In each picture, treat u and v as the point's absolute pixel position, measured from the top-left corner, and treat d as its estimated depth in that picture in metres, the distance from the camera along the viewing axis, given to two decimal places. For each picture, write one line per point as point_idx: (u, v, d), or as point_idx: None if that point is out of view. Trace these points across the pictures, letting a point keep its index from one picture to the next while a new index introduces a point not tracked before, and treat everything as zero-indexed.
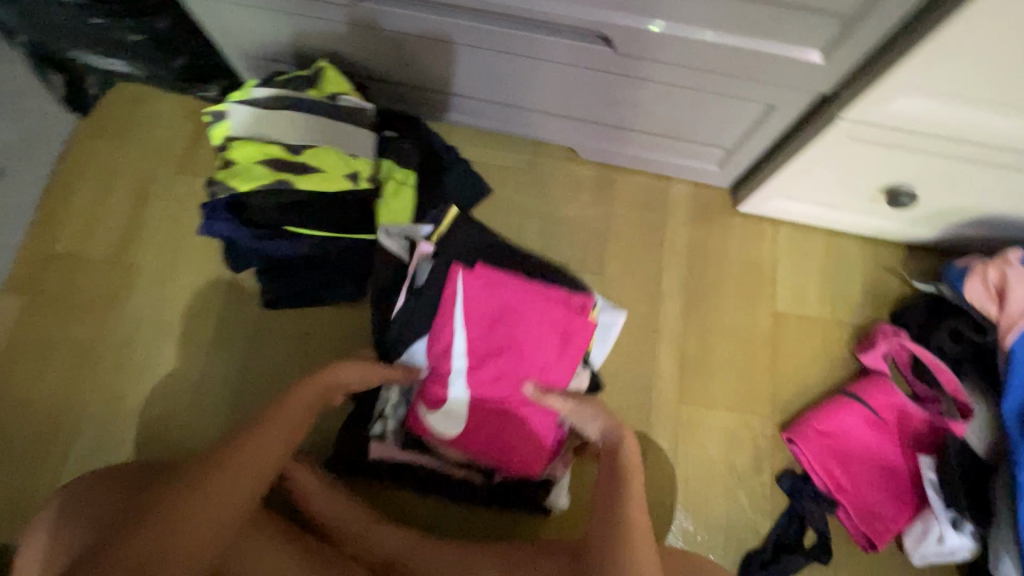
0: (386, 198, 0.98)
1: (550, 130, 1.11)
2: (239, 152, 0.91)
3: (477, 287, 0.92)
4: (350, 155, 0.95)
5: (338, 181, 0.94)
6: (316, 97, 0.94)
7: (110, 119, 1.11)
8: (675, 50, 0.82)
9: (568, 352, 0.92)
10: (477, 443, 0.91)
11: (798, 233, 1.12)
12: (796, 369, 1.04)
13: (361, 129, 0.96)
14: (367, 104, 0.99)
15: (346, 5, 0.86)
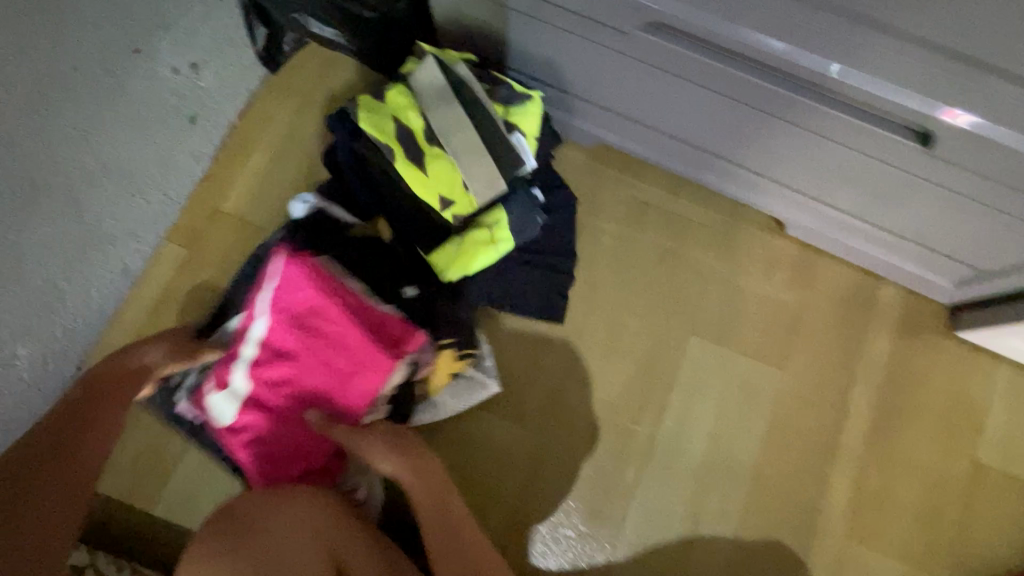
0: (460, 242, 0.88)
1: (764, 198, 0.97)
2: (392, 95, 0.87)
3: (291, 279, 0.81)
4: (463, 185, 0.87)
5: (429, 193, 0.86)
6: (494, 115, 0.87)
7: (298, 79, 1.05)
8: (1005, 167, 0.68)
9: (358, 382, 0.81)
10: (244, 444, 0.82)
11: (1018, 376, 0.96)
12: (990, 535, 0.90)
13: (493, 171, 0.87)
14: (530, 158, 0.89)
15: (621, 32, 0.78)
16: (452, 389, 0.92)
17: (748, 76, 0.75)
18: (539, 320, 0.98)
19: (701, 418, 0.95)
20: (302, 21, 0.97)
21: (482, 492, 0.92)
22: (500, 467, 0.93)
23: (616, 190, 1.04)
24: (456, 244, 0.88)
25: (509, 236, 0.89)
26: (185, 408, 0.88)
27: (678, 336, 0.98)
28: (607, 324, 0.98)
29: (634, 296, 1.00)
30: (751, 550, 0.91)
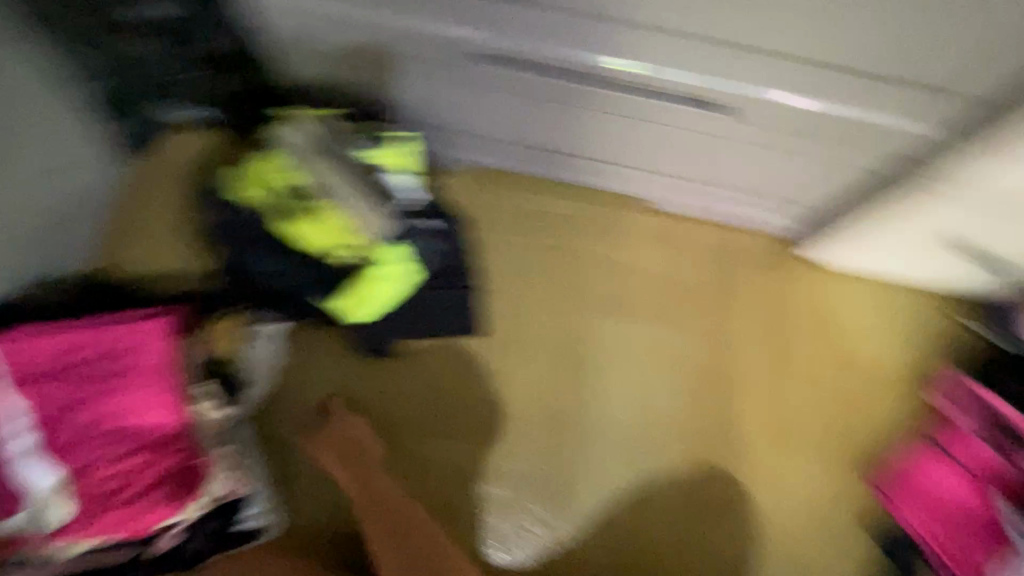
0: (364, 285, 0.91)
1: (618, 178, 1.10)
2: (262, 162, 0.88)
3: (16, 346, 0.75)
4: (352, 232, 0.88)
5: (323, 248, 0.89)
6: (366, 163, 0.88)
7: (170, 169, 1.08)
8: (780, 118, 0.80)
9: (156, 377, 0.80)
10: (98, 516, 0.75)
11: (863, 282, 1.14)
12: (865, 415, 1.07)
13: (380, 214, 0.88)
14: (418, 192, 0.92)
15: (442, 62, 0.83)
16: (261, 350, 0.93)
17: (563, 83, 0.83)
18: (459, 338, 1.02)
19: (619, 386, 1.04)
20: (161, 104, 1.01)
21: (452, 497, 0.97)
22: (456, 483, 0.97)
23: (501, 202, 1.12)
24: (361, 290, 0.91)
25: (410, 267, 0.92)
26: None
27: (581, 319, 1.07)
28: (522, 325, 1.05)
29: (539, 293, 1.07)
30: (692, 487, 1.01)
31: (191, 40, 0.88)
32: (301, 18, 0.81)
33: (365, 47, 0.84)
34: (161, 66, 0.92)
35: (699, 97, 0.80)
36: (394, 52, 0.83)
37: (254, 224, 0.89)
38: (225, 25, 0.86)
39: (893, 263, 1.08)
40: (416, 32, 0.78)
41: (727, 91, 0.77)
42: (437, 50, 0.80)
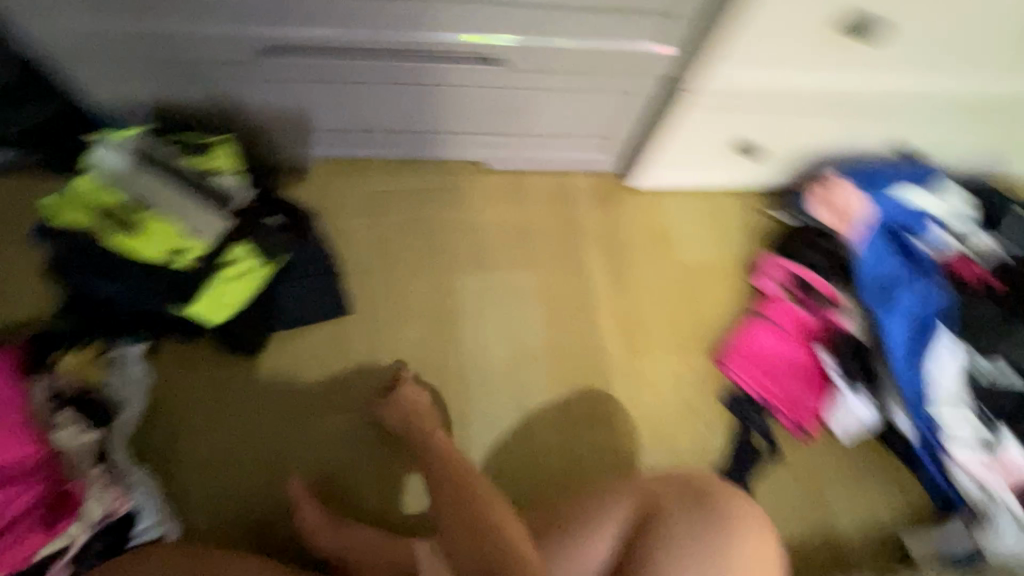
0: (218, 282, 0.91)
1: (450, 148, 1.17)
2: (80, 184, 0.88)
3: None
4: (190, 232, 0.89)
5: (160, 253, 0.87)
6: (192, 169, 0.92)
7: None
8: (552, 60, 0.96)
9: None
10: None
11: (689, 197, 1.30)
12: (711, 305, 1.20)
13: (216, 211, 0.91)
14: (247, 189, 0.97)
15: (246, 62, 0.90)
16: (124, 378, 0.91)
17: (361, 61, 0.93)
18: (327, 323, 1.06)
19: (490, 332, 1.11)
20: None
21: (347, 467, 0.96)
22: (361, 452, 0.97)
23: (346, 187, 1.16)
24: (214, 288, 0.91)
25: (258, 258, 0.94)
26: None
27: (445, 280, 1.14)
28: (390, 296, 1.10)
29: (400, 264, 1.13)
30: (572, 405, 1.09)
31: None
32: (90, 40, 0.84)
33: (168, 61, 0.89)
34: None
35: (482, 51, 0.93)
36: (194, 59, 0.88)
37: (84, 245, 0.87)
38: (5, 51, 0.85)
39: (702, 176, 1.25)
40: (211, 34, 0.84)
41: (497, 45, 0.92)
42: (237, 49, 0.87)
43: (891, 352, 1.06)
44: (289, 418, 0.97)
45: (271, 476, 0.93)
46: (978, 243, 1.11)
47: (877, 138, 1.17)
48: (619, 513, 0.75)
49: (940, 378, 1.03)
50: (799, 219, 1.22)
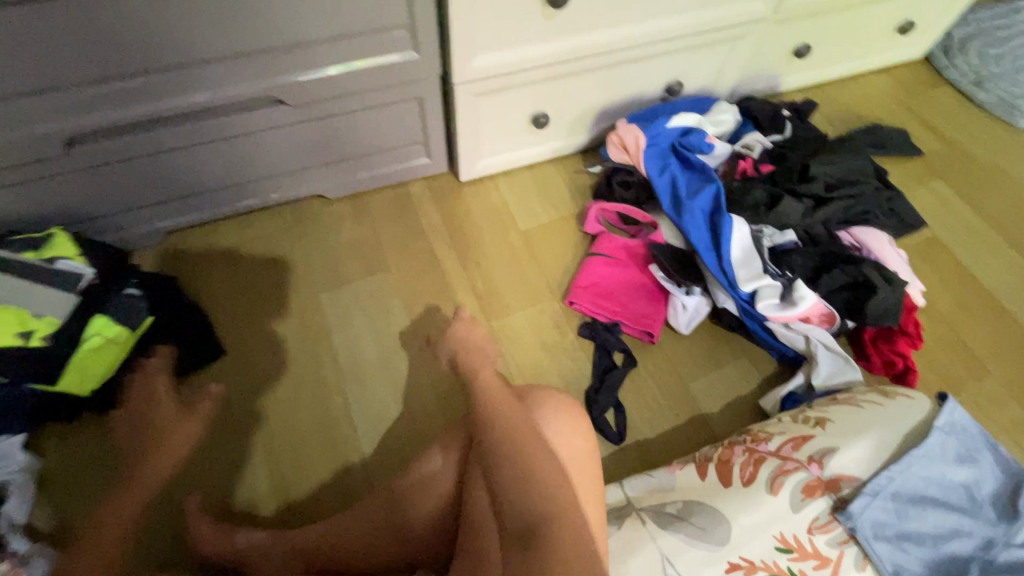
0: (83, 353, 1.01)
1: (285, 189, 1.29)
2: None
3: None
4: (36, 314, 0.98)
5: (8, 338, 0.95)
6: (31, 260, 1.01)
7: None
8: (330, 88, 1.10)
9: None
10: None
11: (516, 175, 1.46)
12: (555, 259, 1.35)
13: (60, 292, 1.00)
14: (89, 266, 1.04)
15: (60, 156, 1.02)
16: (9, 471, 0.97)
17: (162, 131, 1.06)
18: (206, 370, 1.14)
19: (361, 336, 1.22)
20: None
21: (237, 488, 1.05)
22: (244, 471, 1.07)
23: (201, 249, 1.27)
24: (80, 360, 1.01)
25: (121, 325, 1.04)
26: None
27: (311, 305, 1.24)
28: (263, 331, 1.20)
29: (266, 301, 1.23)
30: (447, 377, 1.18)
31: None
32: None
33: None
34: None
35: (273, 92, 1.07)
36: (25, 162, 1.01)
37: None
38: None
39: (520, 154, 1.41)
40: (24, 137, 0.97)
41: (275, 88, 1.06)
42: (47, 146, 1.00)
43: (701, 248, 1.20)
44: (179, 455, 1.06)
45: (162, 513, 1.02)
46: (751, 143, 1.36)
47: (644, 84, 1.38)
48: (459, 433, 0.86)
49: (738, 257, 1.18)
50: (607, 166, 1.41)
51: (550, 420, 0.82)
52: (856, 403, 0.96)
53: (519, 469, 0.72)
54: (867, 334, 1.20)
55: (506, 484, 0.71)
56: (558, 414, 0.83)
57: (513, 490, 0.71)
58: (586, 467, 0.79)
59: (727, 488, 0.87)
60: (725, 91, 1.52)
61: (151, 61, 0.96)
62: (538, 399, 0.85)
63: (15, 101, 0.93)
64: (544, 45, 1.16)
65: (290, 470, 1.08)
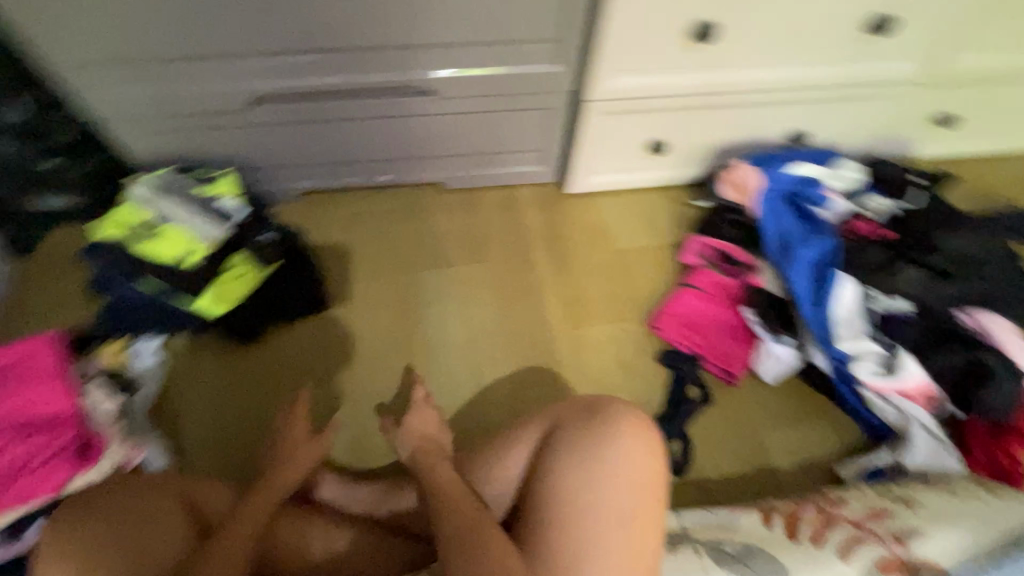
0: (221, 281, 1.15)
1: (410, 174, 1.40)
2: (121, 211, 1.14)
3: None
4: (197, 238, 1.14)
5: (174, 254, 1.12)
6: (201, 195, 1.18)
7: (50, 257, 1.26)
8: (473, 86, 1.19)
9: (41, 382, 0.93)
10: (9, 499, 0.87)
11: (621, 197, 1.49)
12: (646, 283, 1.36)
13: (217, 224, 1.16)
14: (244, 208, 1.21)
15: (238, 112, 1.17)
16: (146, 364, 1.14)
17: (323, 102, 1.18)
18: (313, 318, 1.27)
19: (450, 318, 1.29)
20: (25, 202, 1.18)
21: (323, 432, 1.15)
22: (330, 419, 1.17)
23: (328, 213, 1.41)
24: (216, 285, 1.14)
25: (255, 263, 1.18)
26: None
27: (412, 280, 1.34)
28: (365, 294, 1.31)
29: (373, 269, 1.35)
30: (521, 373, 1.23)
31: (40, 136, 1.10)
32: (124, 113, 1.12)
33: (185, 118, 1.16)
34: (11, 149, 1.10)
35: (423, 82, 1.17)
36: (211, 112, 1.16)
37: (119, 254, 1.12)
38: (75, 118, 1.12)
39: (630, 178, 1.45)
40: (219, 90, 1.12)
41: (426, 77, 1.16)
42: (233, 101, 1.14)
43: (802, 299, 1.17)
44: (275, 389, 1.18)
45: (252, 438, 1.13)
46: (872, 205, 1.31)
47: (769, 127, 1.37)
48: (534, 430, 0.85)
49: (842, 315, 1.14)
50: (716, 202, 1.41)
51: (625, 435, 0.76)
52: (951, 490, 0.90)
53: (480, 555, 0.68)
54: (974, 426, 1.11)
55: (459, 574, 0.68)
56: (631, 430, 0.76)
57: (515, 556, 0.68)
58: (653, 489, 0.74)
59: (792, 540, 0.85)
60: (852, 148, 1.47)
61: (330, 41, 1.08)
62: (614, 408, 0.80)
63: (213, 61, 1.07)
64: (677, 75, 1.19)
65: (365, 424, 1.16)
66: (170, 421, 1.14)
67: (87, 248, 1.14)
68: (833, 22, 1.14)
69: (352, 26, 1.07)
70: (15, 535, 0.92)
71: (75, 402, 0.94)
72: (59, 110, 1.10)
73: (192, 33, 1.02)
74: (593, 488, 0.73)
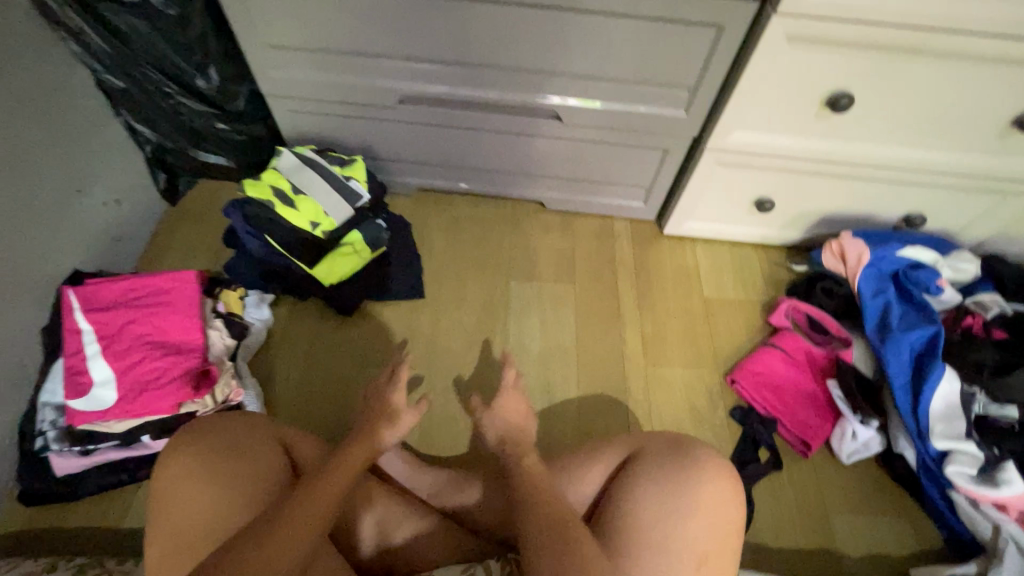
0: (337, 255, 1.25)
1: (516, 189, 1.47)
2: (266, 174, 1.25)
3: (91, 289, 1.04)
4: (326, 213, 1.25)
5: (304, 222, 1.23)
6: (336, 174, 1.28)
7: (196, 207, 1.43)
8: (598, 119, 1.23)
9: (179, 313, 1.05)
10: (134, 408, 0.98)
11: (715, 246, 1.51)
12: (729, 335, 1.36)
13: (346, 204, 1.27)
14: (367, 194, 1.30)
15: (379, 108, 1.27)
16: (256, 317, 1.25)
17: (455, 111, 1.25)
18: (406, 304, 1.35)
19: (531, 330, 1.34)
20: (194, 154, 1.33)
21: None
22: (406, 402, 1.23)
23: (435, 211, 1.51)
24: (332, 258, 1.25)
25: (368, 244, 1.28)
26: (60, 462, 0.98)
27: (501, 287, 1.40)
28: (455, 292, 1.38)
29: (467, 269, 1.42)
30: (591, 398, 1.25)
31: (226, 104, 1.23)
32: (282, 92, 1.23)
33: (332, 105, 1.27)
34: (195, 114, 1.23)
35: (551, 108, 1.23)
36: (356, 104, 1.26)
37: (256, 212, 1.22)
38: (251, 90, 1.25)
39: (728, 230, 1.46)
40: (367, 86, 1.21)
41: (555, 103, 1.21)
42: (379, 99, 1.23)
43: (897, 385, 1.13)
44: (361, 363, 1.25)
45: (333, 403, 1.21)
46: (987, 302, 1.25)
47: (884, 205, 1.34)
48: (614, 453, 0.84)
49: (939, 409, 1.08)
50: (815, 269, 1.39)
51: (707, 481, 0.74)
52: None
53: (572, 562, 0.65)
54: None
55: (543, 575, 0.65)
56: (711, 476, 0.75)
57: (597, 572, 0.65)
58: (730, 539, 0.73)
59: None
60: (969, 241, 1.42)
61: (475, 60, 1.14)
62: (700, 450, 0.78)
63: (367, 58, 1.15)
64: (801, 138, 1.20)
65: (436, 414, 1.22)
66: (265, 371, 1.24)
67: (230, 201, 1.23)
68: (981, 113, 1.11)
69: (498, 55, 1.12)
70: (127, 444, 1.01)
71: (201, 336, 1.05)
72: (249, 82, 1.24)
73: (357, 35, 1.11)
74: (671, 523, 0.71)
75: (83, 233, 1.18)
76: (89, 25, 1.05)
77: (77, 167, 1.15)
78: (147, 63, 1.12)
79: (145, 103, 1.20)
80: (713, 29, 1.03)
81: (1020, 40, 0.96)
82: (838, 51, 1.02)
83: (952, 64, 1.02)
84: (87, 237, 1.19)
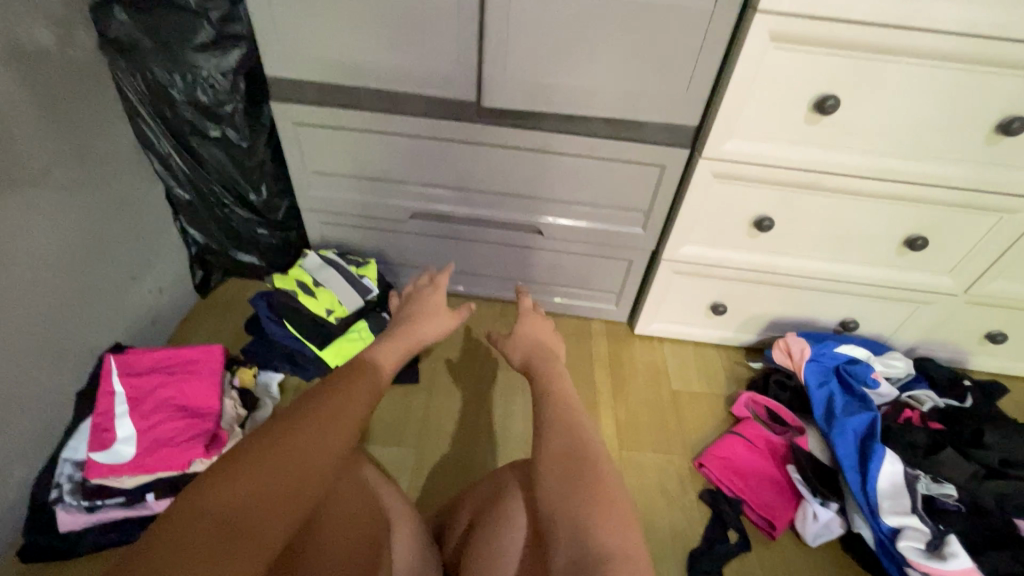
0: (344, 339, 1.42)
1: (505, 291, 1.70)
2: (293, 270, 1.48)
3: (130, 356, 1.19)
4: (341, 302, 1.44)
5: (320, 309, 1.42)
6: (352, 271, 1.50)
7: (224, 300, 1.64)
8: (572, 235, 1.50)
9: (202, 381, 1.19)
10: (147, 464, 1.07)
11: (681, 346, 1.70)
12: (696, 424, 1.48)
13: (357, 296, 1.46)
14: (376, 289, 1.50)
15: (394, 223, 1.54)
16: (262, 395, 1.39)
17: (457, 224, 1.53)
18: (403, 388, 1.49)
19: (518, 412, 1.46)
20: (232, 254, 1.58)
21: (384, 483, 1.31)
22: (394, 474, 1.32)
23: None
24: (339, 342, 1.42)
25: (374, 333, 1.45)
26: (66, 513, 1.05)
27: (489, 373, 1.54)
28: (448, 377, 1.53)
29: (459, 357, 1.58)
30: None
31: (269, 214, 1.50)
32: (315, 207, 1.52)
33: (355, 218, 1.54)
34: (243, 222, 1.49)
35: (537, 225, 1.50)
36: (375, 218, 1.53)
37: (279, 302, 1.41)
38: (290, 205, 1.54)
39: (691, 331, 1.66)
40: (386, 204, 1.49)
41: (538, 221, 1.48)
42: (395, 215, 1.51)
43: (848, 465, 1.23)
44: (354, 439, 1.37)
45: None
46: (922, 397, 1.41)
47: (821, 312, 1.57)
48: None
49: (887, 488, 1.17)
50: (768, 365, 1.56)
51: None
52: None
53: (582, 482, 0.65)
54: None
55: (564, 522, 0.62)
56: None
57: (585, 517, 0.61)
58: None
59: None
60: (901, 344, 1.62)
61: (473, 187, 1.44)
62: None
63: (387, 183, 1.45)
64: (737, 252, 1.46)
65: (422, 485, 1.31)
66: None
67: (257, 293, 1.45)
68: (879, 237, 1.38)
69: (492, 185, 1.42)
70: (131, 503, 1.08)
71: (218, 403, 1.18)
72: (289, 198, 1.53)
73: (381, 165, 1.41)
74: None
75: (129, 316, 1.37)
76: (177, 151, 1.35)
77: (139, 262, 1.38)
78: (216, 182, 1.40)
79: (203, 211, 1.47)
80: (657, 169, 1.34)
81: (888, 183, 1.27)
82: (755, 186, 1.32)
83: (841, 197, 1.31)
84: (131, 320, 1.38)
